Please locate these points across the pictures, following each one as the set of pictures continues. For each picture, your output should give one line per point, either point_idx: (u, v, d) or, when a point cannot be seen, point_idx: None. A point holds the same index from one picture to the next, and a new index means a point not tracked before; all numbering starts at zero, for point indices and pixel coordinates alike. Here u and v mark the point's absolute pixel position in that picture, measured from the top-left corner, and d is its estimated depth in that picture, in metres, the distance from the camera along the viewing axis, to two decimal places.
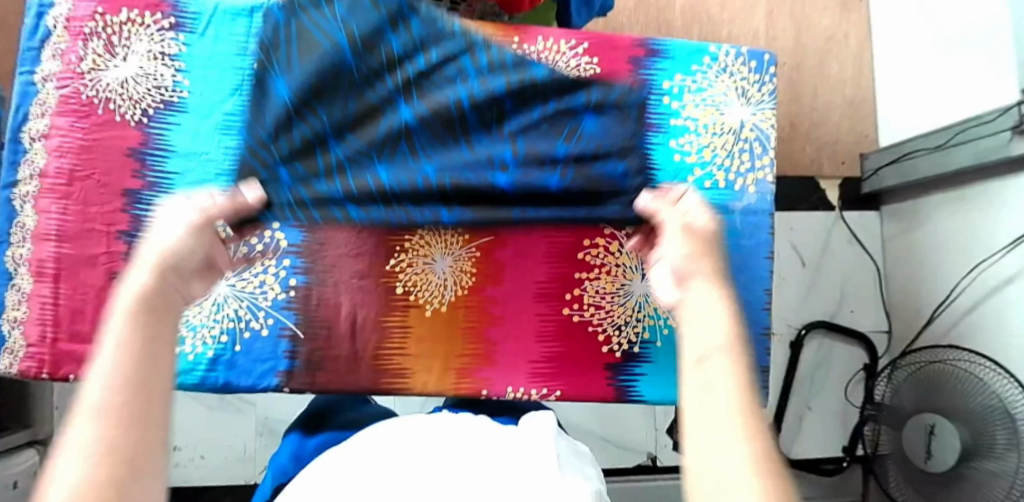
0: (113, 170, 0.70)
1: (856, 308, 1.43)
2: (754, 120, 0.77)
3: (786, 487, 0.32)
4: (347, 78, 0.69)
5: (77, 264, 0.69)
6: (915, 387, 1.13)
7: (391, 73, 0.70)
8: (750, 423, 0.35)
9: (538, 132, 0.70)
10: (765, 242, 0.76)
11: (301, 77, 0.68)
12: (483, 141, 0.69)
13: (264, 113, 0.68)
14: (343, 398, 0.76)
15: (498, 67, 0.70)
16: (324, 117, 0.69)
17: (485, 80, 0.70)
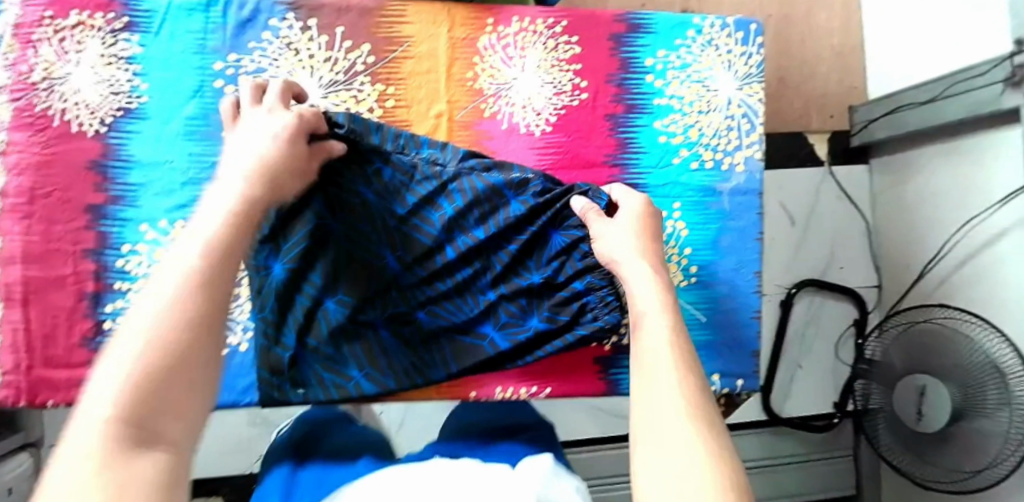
0: (74, 185, 0.67)
1: (845, 265, 1.42)
2: (742, 95, 0.74)
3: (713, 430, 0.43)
4: (333, 241, 0.64)
5: (45, 286, 0.66)
6: (901, 350, 1.14)
7: (373, 225, 0.66)
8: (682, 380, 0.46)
9: (518, 263, 0.68)
10: (755, 223, 0.74)
11: (295, 253, 0.62)
12: (472, 285, 0.68)
13: (263, 295, 0.62)
14: (331, 419, 0.75)
15: (478, 202, 0.66)
16: (320, 283, 0.63)
17: (466, 223, 0.67)
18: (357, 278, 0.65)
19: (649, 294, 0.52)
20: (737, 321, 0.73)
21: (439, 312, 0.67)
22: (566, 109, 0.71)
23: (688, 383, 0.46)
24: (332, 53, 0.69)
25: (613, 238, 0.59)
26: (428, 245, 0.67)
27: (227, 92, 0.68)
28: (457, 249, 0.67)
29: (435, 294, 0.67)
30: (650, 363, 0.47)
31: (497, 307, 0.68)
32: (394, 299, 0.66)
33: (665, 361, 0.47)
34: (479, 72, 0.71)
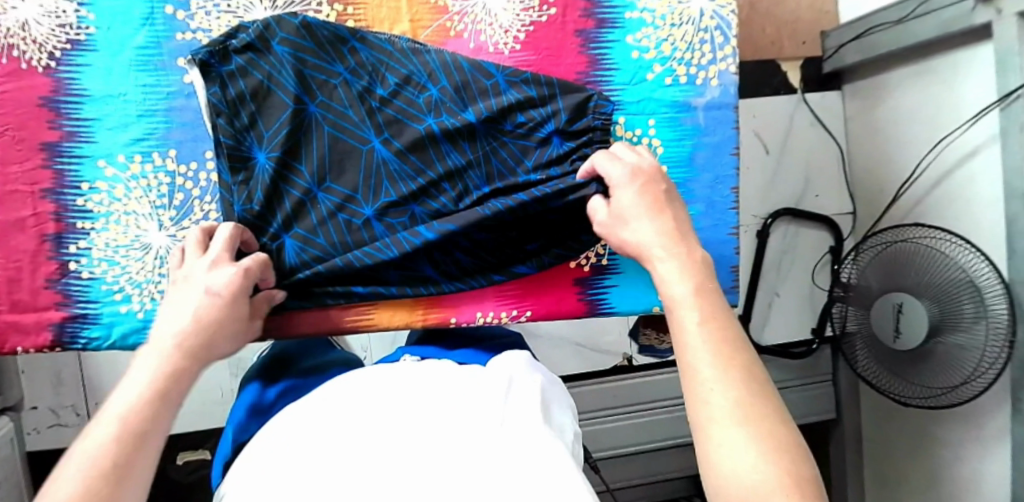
0: (27, 123, 0.64)
1: (820, 193, 1.44)
2: (713, 7, 0.71)
3: (767, 418, 0.41)
4: (316, 129, 0.65)
5: (4, 229, 0.64)
6: (878, 270, 1.17)
7: (357, 109, 0.65)
8: (734, 366, 0.44)
9: (511, 154, 0.67)
10: (731, 138, 0.74)
11: (278, 140, 0.63)
12: (464, 175, 0.66)
13: (251, 184, 0.63)
14: (309, 342, 0.77)
15: (462, 88, 0.66)
16: (308, 175, 0.65)
17: (454, 110, 0.66)
18: (342, 166, 0.65)
19: (680, 282, 0.49)
20: (715, 238, 0.73)
21: (432, 203, 0.66)
22: (535, 25, 0.69)
23: (731, 361, 0.44)
24: None
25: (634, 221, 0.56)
26: (420, 133, 0.65)
27: (180, 19, 0.65)
28: (446, 131, 0.66)
29: (426, 184, 0.66)
30: (695, 354, 0.45)
31: (492, 202, 0.66)
32: (383, 188, 0.66)
33: (706, 346, 0.45)
34: None
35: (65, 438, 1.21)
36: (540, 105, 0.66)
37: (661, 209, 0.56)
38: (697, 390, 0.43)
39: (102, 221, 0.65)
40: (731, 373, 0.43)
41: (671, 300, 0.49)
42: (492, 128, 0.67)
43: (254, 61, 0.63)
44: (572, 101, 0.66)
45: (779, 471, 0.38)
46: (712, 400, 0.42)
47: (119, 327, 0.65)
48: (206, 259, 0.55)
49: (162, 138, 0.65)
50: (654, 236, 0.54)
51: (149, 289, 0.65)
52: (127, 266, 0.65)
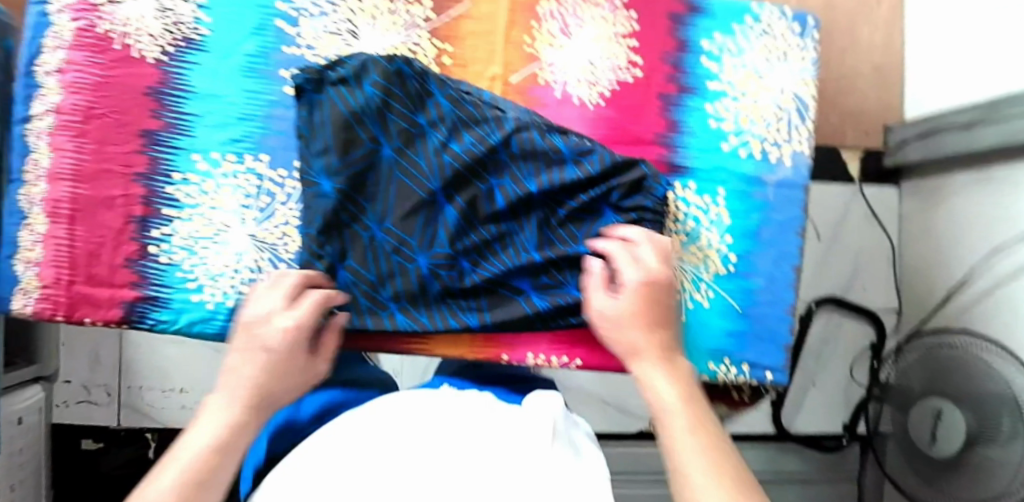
0: (130, 109, 0.68)
1: (868, 285, 1.42)
2: (793, 87, 0.73)
3: None
4: (386, 169, 0.67)
5: (93, 205, 0.68)
6: (922, 373, 1.16)
7: (428, 160, 0.67)
8: (721, 466, 0.50)
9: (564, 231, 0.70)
10: (797, 218, 0.75)
11: (347, 175, 0.65)
12: (516, 239, 0.69)
13: (313, 211, 0.65)
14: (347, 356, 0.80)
15: (531, 155, 0.69)
16: (371, 215, 0.67)
17: (520, 178, 0.69)
18: (409, 213, 0.67)
19: (667, 387, 0.56)
20: (769, 313, 0.75)
21: (483, 265, 0.68)
22: (620, 84, 0.71)
23: (721, 467, 0.50)
24: (393, 5, 0.69)
25: (629, 328, 0.61)
26: (479, 190, 0.68)
27: (289, 34, 0.69)
28: (507, 198, 0.68)
29: (480, 242, 0.68)
30: (685, 455, 0.51)
31: (542, 269, 0.69)
32: (438, 242, 0.67)
33: (693, 451, 0.51)
34: (536, 38, 0.71)
35: (92, 416, 1.26)
36: (602, 186, 0.69)
37: (653, 322, 0.61)
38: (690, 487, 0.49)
39: (189, 210, 0.68)
40: (716, 474, 0.49)
41: (658, 404, 0.56)
42: (551, 203, 0.70)
43: (339, 93, 0.66)
44: (629, 179, 0.69)
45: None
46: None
47: (187, 314, 0.68)
48: (265, 307, 0.58)
49: (257, 142, 0.68)
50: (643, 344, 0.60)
51: (222, 282, 0.68)
52: (206, 257, 0.68)
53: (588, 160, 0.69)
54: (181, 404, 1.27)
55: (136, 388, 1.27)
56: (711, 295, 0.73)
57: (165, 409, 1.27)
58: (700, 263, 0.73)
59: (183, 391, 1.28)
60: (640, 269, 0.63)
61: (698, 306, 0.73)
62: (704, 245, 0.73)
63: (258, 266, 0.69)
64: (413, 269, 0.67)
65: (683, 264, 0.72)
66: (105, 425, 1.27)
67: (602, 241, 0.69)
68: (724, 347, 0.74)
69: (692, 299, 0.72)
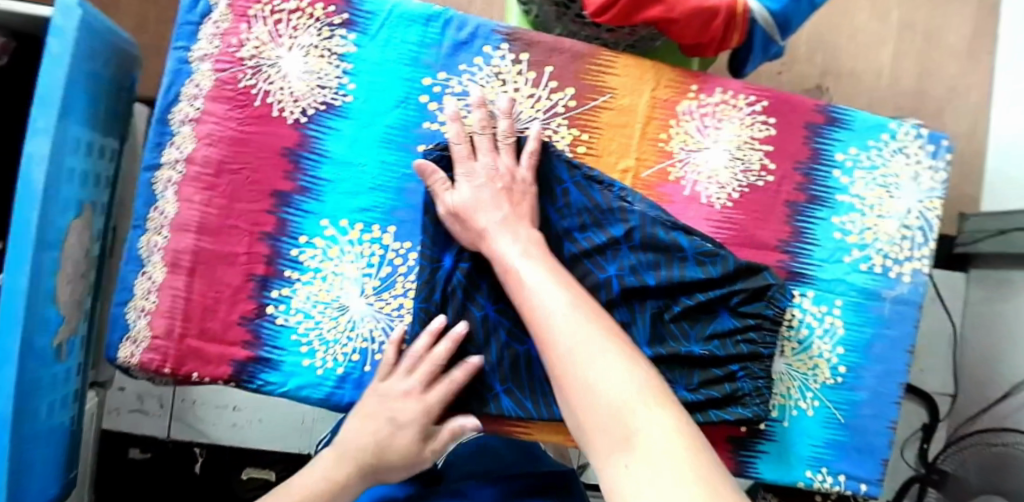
0: (264, 168, 0.68)
1: (924, 368, 1.41)
2: (921, 207, 0.73)
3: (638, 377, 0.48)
4: None
5: (214, 260, 0.68)
6: (978, 465, 1.17)
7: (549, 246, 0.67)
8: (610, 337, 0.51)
9: (677, 328, 0.68)
10: (908, 334, 0.74)
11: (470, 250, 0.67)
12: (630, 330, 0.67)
13: (434, 283, 0.66)
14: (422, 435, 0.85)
15: (654, 248, 0.67)
16: (488, 293, 0.67)
17: (639, 269, 0.67)
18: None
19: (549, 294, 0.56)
20: (870, 426, 0.74)
21: None
22: (750, 188, 0.71)
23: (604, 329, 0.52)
24: (537, 91, 0.69)
25: (489, 209, 0.61)
26: (597, 280, 0.66)
27: (431, 109, 0.69)
28: (623, 287, 0.66)
29: None
30: (538, 298, 0.54)
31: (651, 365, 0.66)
32: None
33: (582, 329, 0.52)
34: (672, 135, 0.70)
35: (140, 425, 1.28)
36: (724, 288, 0.67)
37: (500, 202, 0.62)
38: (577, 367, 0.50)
39: (311, 274, 0.68)
40: (576, 310, 0.52)
41: (504, 262, 0.58)
42: (669, 298, 0.68)
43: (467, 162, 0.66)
44: (750, 284, 0.68)
45: (643, 381, 0.48)
46: (573, 339, 0.50)
47: (296, 378, 0.68)
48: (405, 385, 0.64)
49: (386, 213, 0.69)
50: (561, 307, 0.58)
51: (334, 349, 0.68)
52: (321, 322, 0.68)
53: (708, 258, 0.67)
54: (234, 421, 1.29)
55: (190, 402, 1.28)
56: (815, 403, 0.72)
57: (216, 426, 1.29)
58: (809, 371, 0.72)
59: (237, 409, 1.29)
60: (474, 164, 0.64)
61: (800, 414, 0.72)
62: (814, 353, 0.72)
63: (372, 335, 0.69)
64: (522, 352, 0.67)
65: (790, 370, 0.72)
66: (153, 436, 1.27)
67: (714, 344, 0.67)
68: (824, 457, 0.73)
69: (797, 407, 0.72)
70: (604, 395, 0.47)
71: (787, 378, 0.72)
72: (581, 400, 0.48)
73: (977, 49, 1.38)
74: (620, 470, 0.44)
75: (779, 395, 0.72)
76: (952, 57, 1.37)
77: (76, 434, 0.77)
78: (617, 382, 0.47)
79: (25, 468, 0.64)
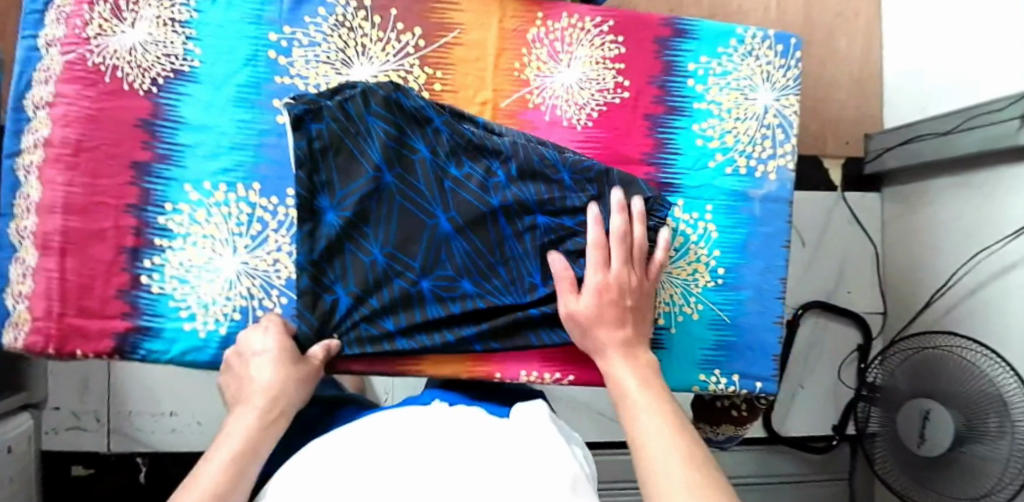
0: (123, 141, 0.68)
1: (852, 289, 1.45)
2: (776, 106, 0.76)
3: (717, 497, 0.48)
4: (387, 196, 0.69)
5: (86, 238, 0.67)
6: (906, 371, 1.20)
7: (429, 189, 0.69)
8: (692, 461, 0.51)
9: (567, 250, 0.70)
10: (783, 230, 0.76)
11: (349, 203, 0.68)
12: (517, 253, 0.71)
13: (317, 237, 0.67)
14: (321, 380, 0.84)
15: (531, 175, 0.70)
16: (373, 239, 0.69)
17: (518, 196, 0.69)
18: (407, 240, 0.69)
19: (629, 376, 0.61)
20: (758, 324, 0.76)
21: (484, 284, 0.70)
22: (608, 106, 0.73)
23: (687, 450, 0.52)
24: (384, 34, 0.70)
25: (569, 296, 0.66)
26: (479, 211, 0.69)
27: (280, 63, 0.69)
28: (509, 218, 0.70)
29: (482, 260, 0.70)
30: (642, 429, 0.55)
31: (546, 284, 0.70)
32: (441, 264, 0.69)
33: (664, 444, 0.53)
34: (525, 64, 0.72)
35: (82, 442, 1.25)
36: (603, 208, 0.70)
37: (624, 319, 0.65)
38: (654, 477, 0.51)
39: (180, 240, 0.68)
40: (680, 453, 0.52)
41: (624, 392, 0.60)
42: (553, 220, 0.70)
43: (333, 117, 0.67)
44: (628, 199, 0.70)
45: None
46: (669, 476, 0.50)
47: (179, 343, 0.68)
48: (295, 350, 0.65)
49: (249, 171, 0.69)
50: (635, 384, 0.60)
51: (213, 310, 0.68)
52: (196, 286, 0.68)
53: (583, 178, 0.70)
54: (173, 428, 1.27)
55: (126, 413, 1.26)
56: (700, 307, 0.74)
57: (154, 433, 1.26)
58: (689, 276, 0.74)
59: (174, 414, 1.27)
60: (603, 273, 0.66)
61: (686, 320, 0.74)
62: (693, 259, 0.74)
63: (250, 292, 0.69)
64: (413, 291, 0.69)
65: (671, 278, 0.74)
66: (95, 452, 1.25)
67: None
68: (715, 359, 0.75)
69: (683, 313, 0.74)
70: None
71: (668, 286, 0.73)
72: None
73: None
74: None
75: (663, 302, 0.73)
76: None
77: None
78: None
79: None
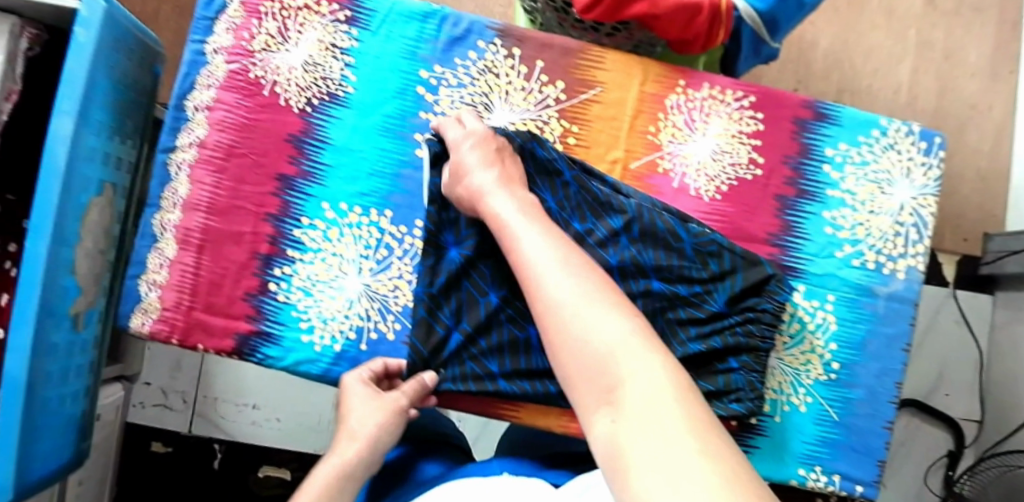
0: (271, 152, 0.72)
1: (949, 392, 1.36)
2: (914, 204, 0.73)
3: (603, 300, 0.47)
4: None
5: (222, 238, 0.72)
6: (999, 489, 1.12)
7: None
8: (575, 268, 0.50)
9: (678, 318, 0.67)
10: (905, 332, 0.73)
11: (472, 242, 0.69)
12: None
13: (439, 270, 0.69)
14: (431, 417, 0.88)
15: (653, 237, 0.68)
16: (488, 278, 0.69)
17: (637, 257, 0.67)
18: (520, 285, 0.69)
19: (506, 204, 0.58)
20: (868, 427, 0.72)
21: None
22: (738, 180, 0.72)
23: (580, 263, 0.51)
24: (528, 83, 0.72)
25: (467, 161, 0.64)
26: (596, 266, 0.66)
27: (426, 100, 0.73)
28: (627, 282, 0.67)
29: None
30: (527, 251, 0.53)
31: None
32: None
33: (548, 258, 0.51)
34: (661, 129, 0.73)
35: (165, 420, 1.31)
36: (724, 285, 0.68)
37: (495, 161, 0.63)
38: (540, 292, 0.49)
39: (311, 254, 0.72)
40: (564, 266, 0.50)
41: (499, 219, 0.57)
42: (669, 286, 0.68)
43: None
44: (751, 280, 0.68)
45: (633, 332, 0.45)
46: (558, 292, 0.48)
47: (294, 353, 0.71)
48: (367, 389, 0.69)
49: (383, 198, 0.72)
50: (512, 209, 0.58)
51: (331, 326, 0.71)
52: (319, 300, 0.71)
53: (704, 247, 0.68)
54: (253, 419, 1.32)
55: (211, 398, 1.32)
56: (808, 400, 0.72)
57: (235, 422, 1.32)
58: (801, 366, 0.72)
59: (256, 406, 1.32)
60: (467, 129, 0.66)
61: (792, 411, 0.71)
62: (807, 348, 0.72)
63: (367, 314, 0.71)
64: (523, 338, 0.69)
65: (782, 365, 0.71)
66: (176, 430, 1.31)
67: (711, 338, 0.67)
68: (817, 455, 0.71)
69: (790, 403, 0.71)
70: (585, 347, 0.45)
71: (779, 372, 0.71)
72: (565, 350, 0.46)
73: (1000, 68, 1.36)
74: (607, 425, 0.41)
75: (770, 389, 0.71)
76: (973, 75, 1.36)
77: (89, 405, 0.81)
78: (605, 330, 0.45)
79: (35, 431, 0.67)
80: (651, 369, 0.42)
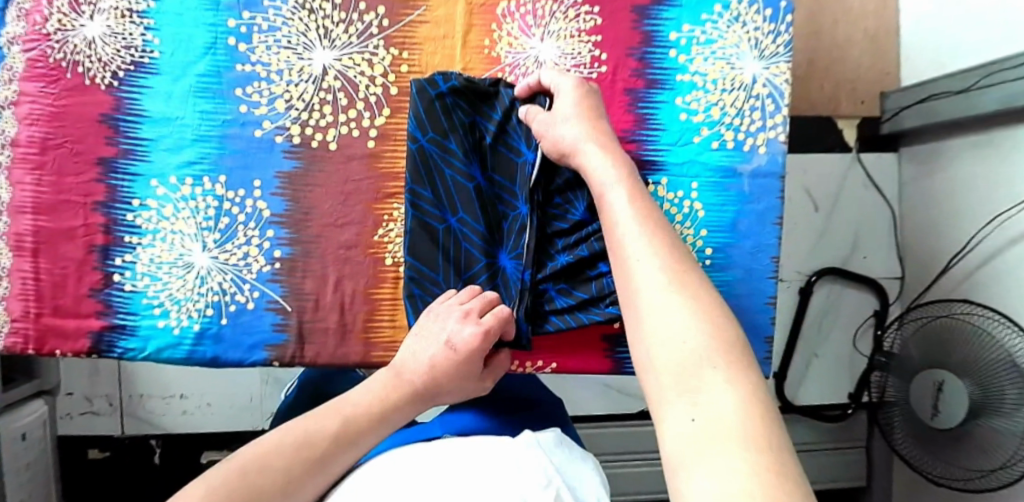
0: (87, 137, 0.66)
1: (868, 254, 1.40)
2: (767, 74, 0.71)
3: (710, 320, 0.44)
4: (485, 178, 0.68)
5: (55, 236, 0.67)
6: (920, 341, 1.11)
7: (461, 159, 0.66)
8: (672, 276, 0.48)
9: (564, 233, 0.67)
10: (775, 207, 0.72)
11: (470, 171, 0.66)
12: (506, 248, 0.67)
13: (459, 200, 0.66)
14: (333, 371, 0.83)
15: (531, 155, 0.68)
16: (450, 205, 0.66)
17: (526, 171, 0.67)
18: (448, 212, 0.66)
19: (626, 203, 0.54)
20: (750, 305, 0.71)
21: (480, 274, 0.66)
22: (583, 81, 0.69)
23: (680, 269, 0.48)
24: (347, 14, 0.67)
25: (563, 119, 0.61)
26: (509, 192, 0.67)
27: (241, 50, 0.67)
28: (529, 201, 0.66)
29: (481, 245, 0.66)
30: (631, 251, 0.51)
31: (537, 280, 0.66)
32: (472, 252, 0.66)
33: (649, 264, 0.49)
34: (496, 40, 0.69)
35: (96, 426, 1.28)
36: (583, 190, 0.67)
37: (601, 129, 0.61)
38: (639, 294, 0.48)
39: (149, 237, 0.67)
40: (666, 271, 0.48)
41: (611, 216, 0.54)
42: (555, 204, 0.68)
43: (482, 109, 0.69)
44: None
45: (712, 342, 0.42)
46: (652, 298, 0.47)
47: (155, 340, 0.67)
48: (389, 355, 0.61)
49: (214, 163, 0.67)
50: (611, 175, 0.57)
51: (185, 307, 0.68)
52: (168, 282, 0.68)
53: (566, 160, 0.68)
54: (184, 410, 1.28)
55: (138, 396, 1.28)
56: None
57: (166, 415, 1.28)
58: None
59: (183, 396, 1.28)
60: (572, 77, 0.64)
61: None
62: None
63: (222, 288, 0.68)
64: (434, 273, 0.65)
65: None
66: (108, 435, 1.28)
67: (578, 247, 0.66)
68: None
69: None
70: (672, 345, 0.43)
71: None
72: (649, 352, 0.44)
73: None
74: (686, 424, 0.39)
75: None
76: None
77: None
78: (683, 338, 0.43)
79: None
80: (727, 390, 0.39)
